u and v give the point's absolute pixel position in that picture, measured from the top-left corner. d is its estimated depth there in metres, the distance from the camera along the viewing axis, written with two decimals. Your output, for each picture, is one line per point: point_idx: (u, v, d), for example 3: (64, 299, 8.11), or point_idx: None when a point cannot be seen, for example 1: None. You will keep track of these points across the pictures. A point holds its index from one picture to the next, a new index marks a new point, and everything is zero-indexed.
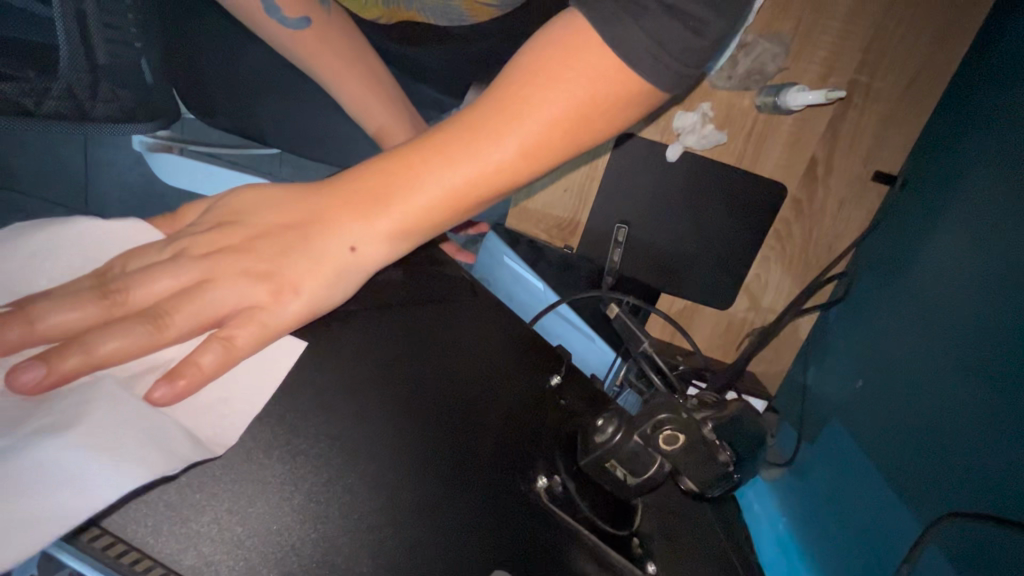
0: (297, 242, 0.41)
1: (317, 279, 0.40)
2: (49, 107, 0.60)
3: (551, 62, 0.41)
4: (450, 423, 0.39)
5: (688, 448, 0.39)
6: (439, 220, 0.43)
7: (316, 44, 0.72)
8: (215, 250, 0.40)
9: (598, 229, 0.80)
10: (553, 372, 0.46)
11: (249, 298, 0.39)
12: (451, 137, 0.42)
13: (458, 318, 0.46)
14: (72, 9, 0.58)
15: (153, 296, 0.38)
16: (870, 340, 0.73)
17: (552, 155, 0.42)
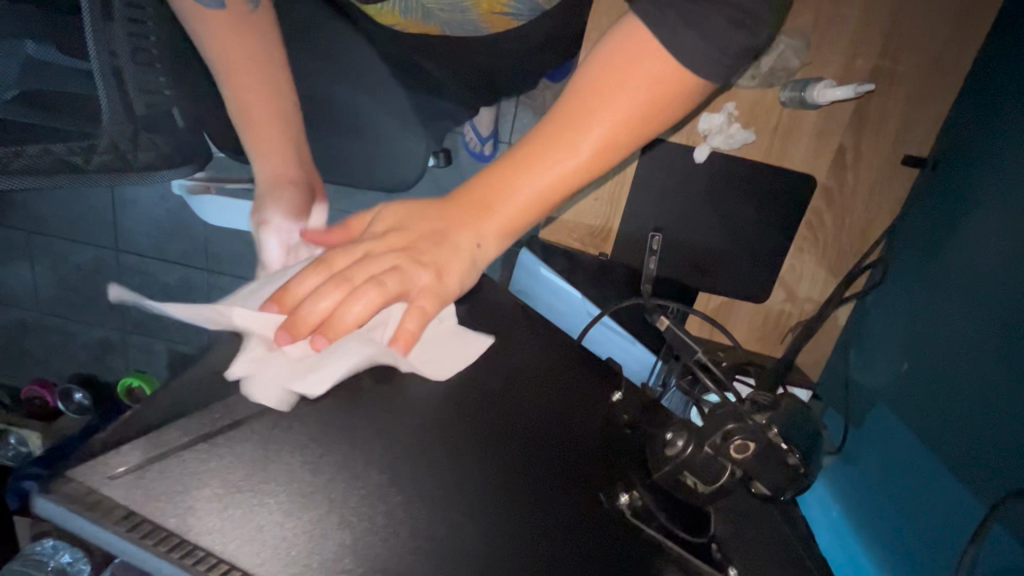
0: (427, 245, 0.44)
1: (458, 268, 0.44)
2: (97, 161, 0.65)
3: (614, 64, 0.44)
4: (532, 445, 0.42)
5: (756, 455, 0.41)
6: (538, 215, 0.47)
7: (227, 34, 0.62)
8: (388, 248, 0.43)
9: (630, 234, 0.82)
10: (613, 389, 0.49)
11: (423, 279, 0.43)
12: (535, 143, 0.45)
13: (520, 347, 0.48)
14: (108, 64, 0.61)
15: (364, 279, 0.42)
16: (912, 324, 0.73)
17: (625, 146, 0.45)
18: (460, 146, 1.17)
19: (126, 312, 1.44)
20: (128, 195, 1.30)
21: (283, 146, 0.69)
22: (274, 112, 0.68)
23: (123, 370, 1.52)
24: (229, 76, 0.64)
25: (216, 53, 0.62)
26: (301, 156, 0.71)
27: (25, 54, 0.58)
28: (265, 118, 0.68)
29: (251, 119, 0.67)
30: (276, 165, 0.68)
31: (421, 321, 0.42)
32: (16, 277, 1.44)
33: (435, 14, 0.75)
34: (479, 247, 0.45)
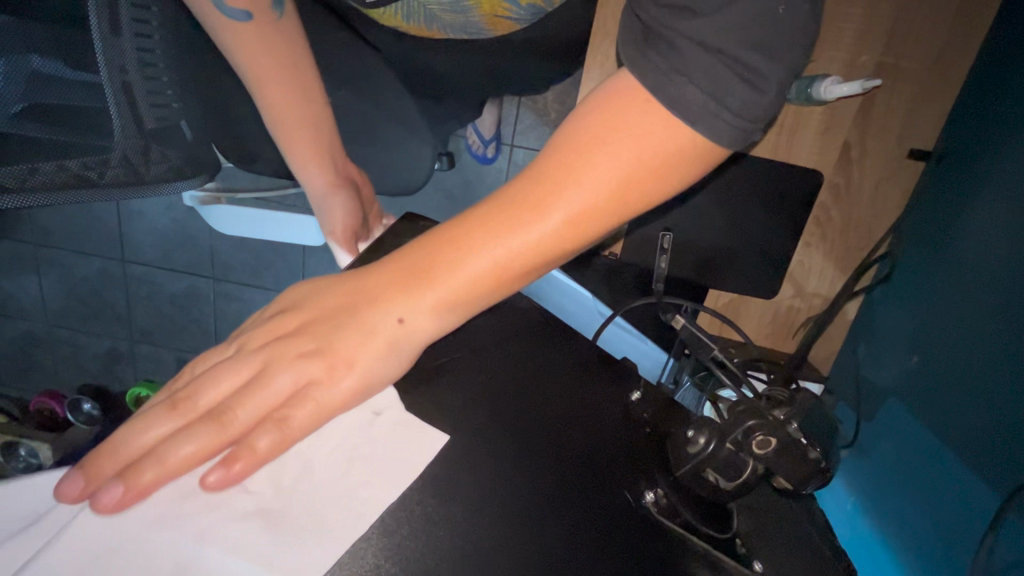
0: (348, 320, 0.40)
1: (369, 355, 0.40)
2: (110, 176, 0.65)
3: (591, 134, 0.40)
4: (557, 447, 0.43)
5: (779, 451, 0.41)
6: (487, 291, 0.42)
7: (254, 42, 0.60)
8: (270, 340, 0.41)
9: (638, 234, 0.82)
10: (632, 389, 0.50)
11: (305, 374, 0.39)
12: (491, 211, 0.41)
13: (542, 353, 0.50)
14: (119, 79, 0.62)
15: (213, 398, 0.39)
16: (921, 317, 0.73)
17: (588, 228, 0.41)
18: (463, 150, 1.18)
19: (134, 322, 1.45)
20: (134, 207, 1.31)
21: (316, 147, 0.66)
22: (305, 111, 0.65)
23: (132, 379, 1.53)
24: (260, 86, 0.62)
25: (249, 70, 0.61)
26: (335, 151, 0.68)
27: (30, 68, 0.57)
28: (294, 112, 0.64)
29: (284, 121, 0.64)
30: (315, 172, 0.67)
31: (274, 440, 0.38)
32: (24, 290, 1.45)
33: (438, 18, 0.74)
34: (401, 324, 0.41)
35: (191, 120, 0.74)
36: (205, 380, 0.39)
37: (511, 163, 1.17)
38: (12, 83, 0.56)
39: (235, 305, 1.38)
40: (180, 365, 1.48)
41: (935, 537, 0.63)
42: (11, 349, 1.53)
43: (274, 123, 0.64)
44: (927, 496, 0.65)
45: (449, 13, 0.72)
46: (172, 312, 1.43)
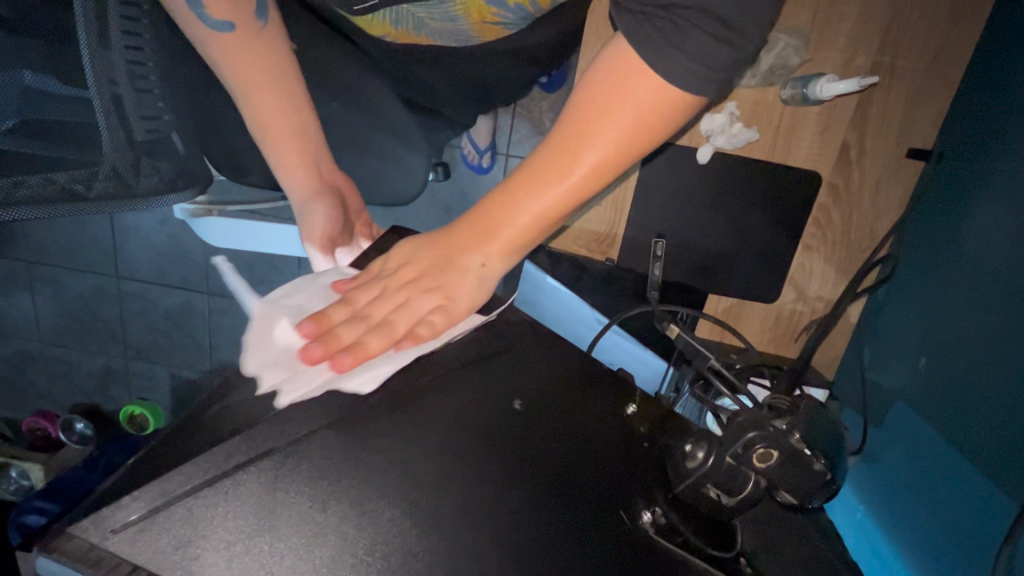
0: (439, 266, 0.44)
1: (467, 289, 0.45)
2: (98, 189, 0.63)
3: (609, 84, 0.43)
4: (547, 467, 0.40)
5: (781, 462, 0.39)
6: (543, 234, 0.46)
7: (241, 51, 0.60)
8: (403, 281, 0.44)
9: (636, 239, 0.80)
10: (628, 402, 0.47)
11: (432, 304, 0.44)
12: (536, 165, 0.44)
13: (529, 361, 0.47)
14: (108, 92, 0.61)
15: (383, 312, 0.43)
16: (928, 318, 0.71)
17: (625, 164, 0.45)
18: (458, 160, 1.17)
19: (128, 338, 1.43)
20: (128, 222, 1.30)
21: (302, 150, 0.64)
22: (291, 116, 0.63)
23: (126, 398, 1.50)
24: (247, 94, 0.62)
25: (234, 77, 0.61)
26: (322, 156, 0.66)
27: (21, 83, 0.57)
28: (282, 118, 0.63)
29: (271, 130, 0.63)
30: (301, 176, 0.64)
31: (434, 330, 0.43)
32: (16, 308, 1.43)
33: (427, 24, 0.72)
34: (485, 267, 0.45)
35: (183, 131, 0.73)
36: (367, 302, 0.43)
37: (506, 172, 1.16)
38: (6, 97, 0.57)
39: (230, 319, 1.36)
40: (175, 382, 1.46)
41: (954, 552, 0.60)
42: (3, 369, 1.51)
43: (259, 129, 0.63)
44: (944, 507, 0.62)
45: (438, 19, 0.70)
46: (166, 329, 1.41)
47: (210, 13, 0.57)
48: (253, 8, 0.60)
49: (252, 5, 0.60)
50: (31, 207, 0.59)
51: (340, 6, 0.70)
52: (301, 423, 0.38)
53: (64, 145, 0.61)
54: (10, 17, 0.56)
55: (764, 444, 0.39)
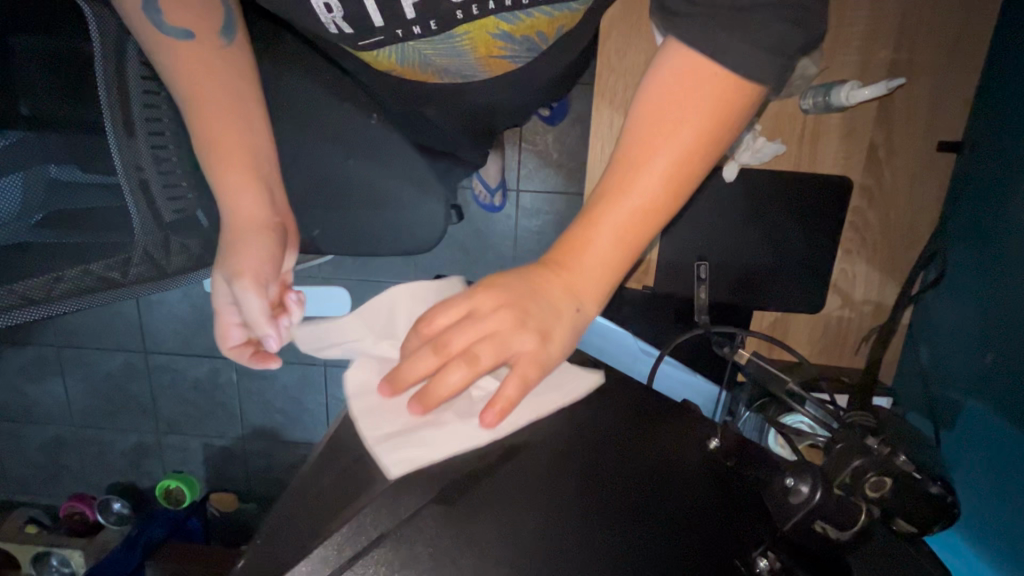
0: (526, 306, 0.40)
1: (563, 332, 0.41)
2: (134, 274, 0.63)
3: (669, 92, 0.40)
4: (654, 523, 0.40)
5: (892, 488, 0.42)
6: (626, 260, 0.42)
7: (194, 59, 0.56)
8: (492, 305, 0.40)
9: (672, 263, 0.79)
10: (709, 437, 0.46)
11: (524, 350, 0.39)
12: (607, 187, 0.41)
13: (609, 403, 0.46)
14: (136, 178, 0.62)
15: (460, 343, 0.39)
16: (987, 309, 0.67)
17: (696, 174, 0.42)
18: (470, 201, 1.17)
19: (160, 413, 1.43)
20: (153, 298, 1.31)
21: (251, 172, 0.58)
22: (244, 135, 0.58)
23: (161, 474, 1.48)
24: (193, 105, 0.56)
25: (184, 86, 0.56)
26: (274, 186, 0.60)
27: (47, 176, 0.58)
28: (227, 134, 0.57)
29: (221, 146, 0.57)
30: (255, 202, 0.57)
31: (521, 387, 0.40)
32: (44, 394, 1.42)
33: (431, 60, 0.68)
34: (580, 311, 0.42)
35: None
36: (449, 330, 0.39)
37: (520, 208, 1.16)
38: (30, 192, 0.57)
39: (259, 383, 1.36)
40: (208, 452, 1.44)
41: (1015, 552, 0.58)
42: (35, 458, 1.49)
43: (206, 147, 0.57)
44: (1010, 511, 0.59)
45: (444, 55, 0.67)
46: (195, 399, 1.40)
47: (169, 21, 0.54)
48: (218, 25, 0.58)
49: (218, 22, 0.58)
50: (66, 301, 0.59)
51: (342, 44, 0.67)
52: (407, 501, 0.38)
53: (85, 230, 0.61)
54: (32, 114, 0.56)
55: (874, 472, 0.41)
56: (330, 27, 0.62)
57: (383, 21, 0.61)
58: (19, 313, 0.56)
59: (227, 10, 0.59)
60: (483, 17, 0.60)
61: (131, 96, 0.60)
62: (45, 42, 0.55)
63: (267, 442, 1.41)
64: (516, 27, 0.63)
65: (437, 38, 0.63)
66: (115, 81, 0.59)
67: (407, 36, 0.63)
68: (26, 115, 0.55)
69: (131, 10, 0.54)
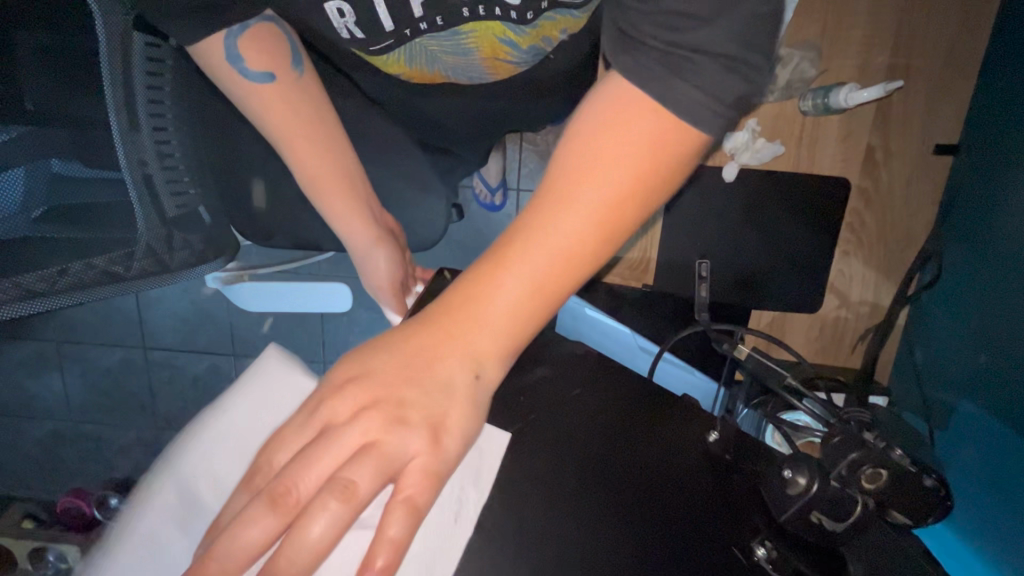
0: (417, 386, 0.36)
1: (455, 415, 0.37)
2: (136, 268, 0.64)
3: (596, 138, 0.37)
4: (653, 509, 0.42)
5: (890, 480, 0.42)
6: (538, 316, 0.39)
7: (279, 101, 0.60)
8: (361, 413, 0.35)
9: (670, 262, 0.80)
10: (709, 429, 0.46)
11: (411, 450, 0.35)
12: (524, 234, 0.38)
13: (612, 396, 0.48)
14: (141, 173, 0.63)
15: (314, 481, 0.34)
16: (980, 313, 0.68)
17: (625, 226, 0.38)
18: (471, 199, 1.18)
19: (158, 408, 1.43)
20: (153, 293, 1.31)
21: (353, 198, 0.65)
22: (338, 167, 0.64)
23: None
24: (289, 144, 0.61)
25: (276, 128, 0.61)
26: (371, 202, 0.67)
27: (51, 171, 0.58)
28: (328, 174, 0.63)
29: (322, 181, 0.63)
30: (360, 227, 0.65)
31: (405, 519, 0.34)
32: (43, 388, 1.42)
33: (441, 58, 0.69)
34: (480, 377, 0.38)
35: (209, 204, 0.74)
36: (306, 459, 0.34)
37: (520, 207, 1.16)
38: (32, 189, 0.57)
39: None
40: None
41: (1006, 552, 0.58)
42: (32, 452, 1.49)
43: (309, 186, 0.64)
44: (998, 506, 0.60)
45: (452, 53, 0.67)
46: (195, 395, 1.41)
47: (251, 66, 0.57)
48: (289, 60, 0.60)
49: (289, 57, 0.61)
50: (68, 294, 0.60)
51: (353, 48, 0.68)
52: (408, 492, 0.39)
53: (92, 225, 0.61)
54: (36, 109, 0.56)
55: (870, 465, 0.41)
56: (342, 31, 0.63)
57: (393, 24, 0.61)
58: (23, 306, 0.57)
59: (291, 42, 0.61)
60: (492, 21, 0.60)
61: (138, 92, 0.61)
62: (49, 37, 0.55)
63: None
64: (524, 33, 0.63)
65: (443, 33, 0.63)
66: (121, 76, 0.59)
67: (415, 33, 0.63)
68: (30, 109, 0.56)
69: (213, 60, 0.57)
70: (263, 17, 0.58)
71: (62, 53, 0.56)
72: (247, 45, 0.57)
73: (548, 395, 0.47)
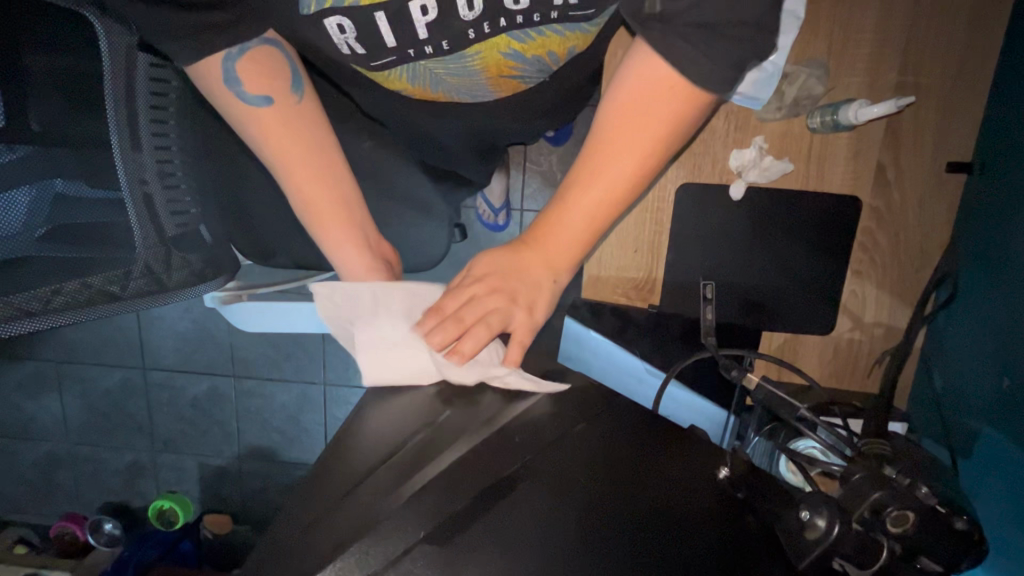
0: (514, 286, 0.49)
1: (544, 300, 0.51)
2: (132, 288, 0.61)
3: (634, 97, 0.46)
4: (661, 554, 0.38)
5: (919, 524, 0.41)
6: (600, 231, 0.51)
7: (277, 124, 0.59)
8: (488, 288, 0.49)
9: (678, 283, 0.78)
10: (720, 465, 0.44)
11: (516, 319, 0.49)
12: (582, 176, 0.49)
13: (617, 429, 0.45)
14: (140, 192, 0.62)
15: (475, 316, 0.48)
16: (1001, 334, 0.65)
17: (661, 161, 0.49)
18: (474, 219, 1.16)
19: (156, 431, 1.40)
20: (154, 313, 1.30)
21: (349, 224, 0.63)
22: (333, 194, 0.62)
23: (155, 493, 1.45)
24: (285, 165, 0.60)
25: (273, 151, 0.60)
26: (367, 229, 0.65)
27: (54, 191, 0.58)
28: (322, 194, 0.62)
29: (316, 199, 0.62)
30: (352, 250, 0.63)
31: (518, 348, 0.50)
32: (42, 410, 1.40)
33: (444, 80, 0.68)
34: (557, 281, 0.51)
35: (210, 224, 0.72)
36: (461, 305, 0.49)
37: (523, 227, 1.15)
38: (39, 209, 0.57)
39: (257, 402, 1.33)
40: (203, 471, 1.41)
41: None
42: (28, 475, 1.46)
43: (306, 209, 0.62)
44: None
45: (455, 74, 0.66)
46: (193, 417, 1.38)
47: (247, 90, 0.57)
48: (288, 83, 0.60)
49: (289, 80, 0.60)
50: (63, 313, 0.57)
51: (353, 65, 0.66)
52: (397, 537, 0.37)
53: (91, 246, 0.61)
54: (43, 130, 0.55)
55: (894, 506, 0.40)
56: (342, 48, 0.62)
57: (395, 42, 0.60)
58: (16, 325, 0.54)
59: (290, 62, 0.61)
60: (494, 36, 0.59)
61: (139, 110, 0.60)
62: (58, 61, 0.54)
63: (265, 462, 1.38)
64: (527, 45, 0.62)
65: (449, 58, 0.62)
66: (123, 96, 0.58)
67: (419, 55, 0.62)
68: (37, 131, 0.55)
69: (210, 82, 0.56)
70: (260, 40, 0.58)
71: (69, 76, 0.55)
72: (244, 66, 0.56)
73: (548, 428, 0.44)
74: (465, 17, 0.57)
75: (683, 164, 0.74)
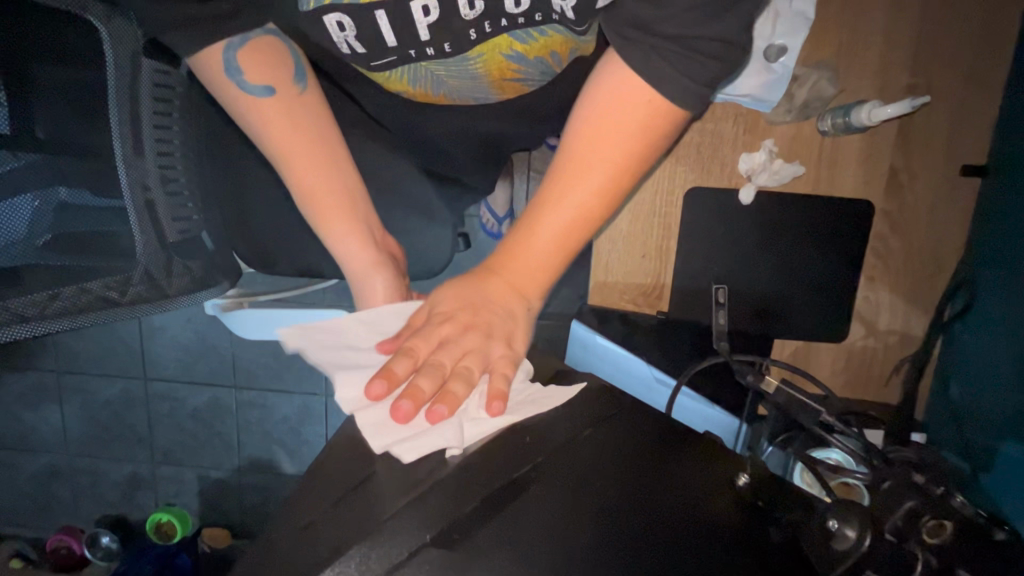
0: (485, 316, 0.47)
1: (519, 331, 0.49)
2: (132, 294, 0.61)
3: (601, 116, 0.48)
4: (680, 565, 0.36)
5: (955, 535, 0.40)
6: (568, 257, 0.51)
7: (279, 115, 0.58)
8: (461, 326, 0.46)
9: (686, 290, 0.76)
10: (738, 471, 0.42)
11: (500, 355, 0.46)
12: (549, 200, 0.49)
13: (630, 434, 0.43)
14: (143, 198, 0.60)
15: (454, 361, 0.44)
16: (1015, 339, 0.63)
17: (628, 182, 0.50)
18: (478, 228, 1.16)
19: (155, 442, 1.38)
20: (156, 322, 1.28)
21: (352, 218, 0.62)
22: (337, 185, 0.61)
23: (152, 507, 1.43)
24: (286, 158, 0.59)
25: (276, 144, 0.59)
26: (372, 224, 0.64)
27: (57, 200, 0.57)
28: (323, 187, 0.61)
29: (318, 194, 0.61)
30: (355, 245, 0.62)
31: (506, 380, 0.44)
32: (41, 421, 1.38)
33: (446, 82, 0.67)
34: (529, 309, 0.50)
35: (212, 230, 0.71)
36: (432, 346, 0.45)
37: None
38: (40, 216, 0.56)
39: (257, 413, 1.32)
40: (202, 484, 1.39)
41: None
42: (26, 488, 1.44)
43: (307, 201, 0.61)
44: None
45: (457, 76, 0.65)
46: (193, 429, 1.36)
47: (249, 79, 0.56)
48: (291, 75, 0.59)
49: (292, 72, 0.60)
50: (62, 320, 0.57)
51: (353, 64, 0.66)
52: (394, 547, 0.35)
53: (91, 253, 0.59)
54: (47, 138, 0.54)
55: (930, 515, 0.40)
56: (342, 47, 0.62)
57: (396, 41, 0.59)
58: (10, 331, 0.54)
59: (294, 55, 0.61)
60: (496, 35, 0.59)
61: (144, 116, 0.59)
62: (61, 70, 0.53)
63: (265, 475, 1.36)
64: (530, 47, 0.61)
65: (451, 60, 0.62)
66: (126, 99, 0.57)
67: (420, 56, 0.61)
68: (41, 138, 0.54)
69: (212, 72, 0.56)
70: (261, 30, 0.58)
71: (72, 83, 0.54)
72: (244, 56, 0.56)
73: (560, 434, 0.42)
74: (467, 16, 0.56)
75: (691, 168, 0.73)
